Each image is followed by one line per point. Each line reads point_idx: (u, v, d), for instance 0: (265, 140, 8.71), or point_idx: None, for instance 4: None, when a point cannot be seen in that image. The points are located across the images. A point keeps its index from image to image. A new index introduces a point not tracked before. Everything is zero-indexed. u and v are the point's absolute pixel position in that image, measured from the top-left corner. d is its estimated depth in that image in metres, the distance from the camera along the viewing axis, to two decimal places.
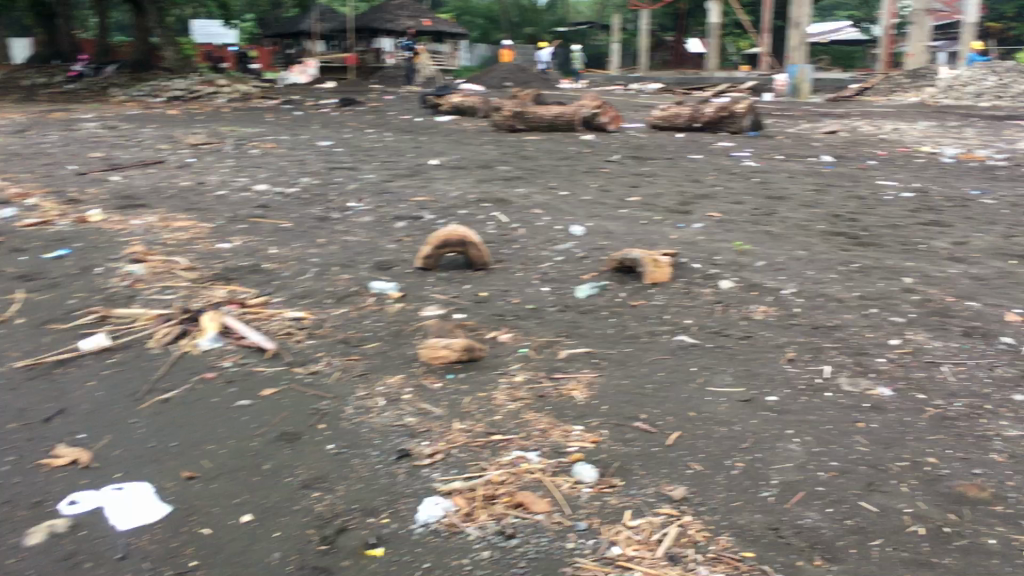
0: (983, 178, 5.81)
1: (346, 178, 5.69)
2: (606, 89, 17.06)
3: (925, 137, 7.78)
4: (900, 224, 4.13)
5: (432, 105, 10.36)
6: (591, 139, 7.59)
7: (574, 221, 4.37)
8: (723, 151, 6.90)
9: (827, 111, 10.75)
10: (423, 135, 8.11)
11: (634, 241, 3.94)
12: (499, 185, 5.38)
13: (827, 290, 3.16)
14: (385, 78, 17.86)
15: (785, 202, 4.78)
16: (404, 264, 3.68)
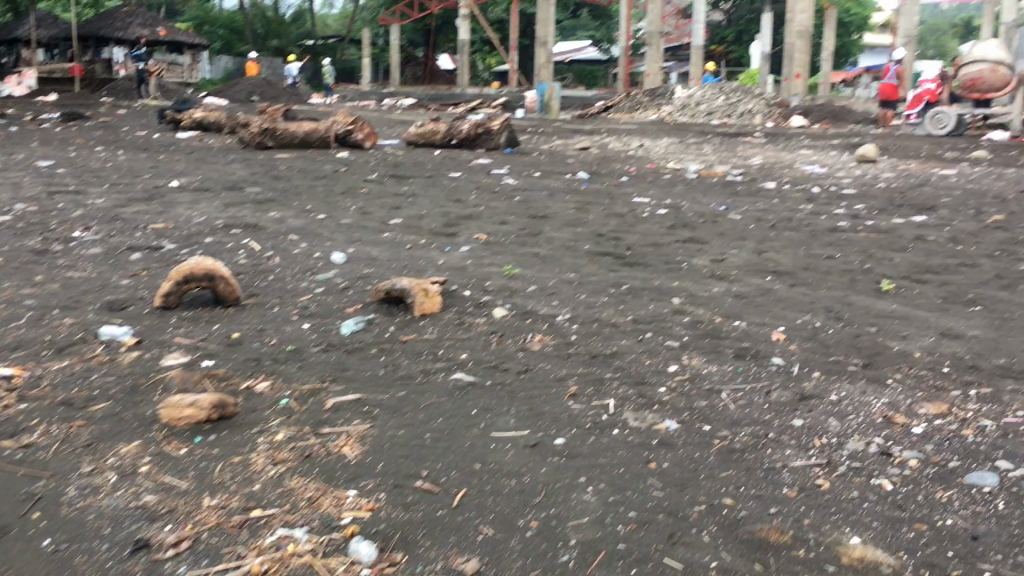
0: (726, 195, 6.12)
1: (69, 205, 5.08)
2: (360, 105, 16.88)
3: (668, 154, 8.75)
4: (661, 242, 4.19)
5: (171, 119, 9.71)
6: (346, 159, 7.32)
7: (333, 247, 4.09)
8: (482, 169, 7.14)
9: (576, 129, 11.71)
10: (162, 155, 7.49)
11: (401, 267, 3.72)
12: (247, 208, 4.99)
13: (600, 314, 3.09)
14: (118, 91, 16.65)
15: (549, 221, 4.75)
16: (139, 303, 3.26)
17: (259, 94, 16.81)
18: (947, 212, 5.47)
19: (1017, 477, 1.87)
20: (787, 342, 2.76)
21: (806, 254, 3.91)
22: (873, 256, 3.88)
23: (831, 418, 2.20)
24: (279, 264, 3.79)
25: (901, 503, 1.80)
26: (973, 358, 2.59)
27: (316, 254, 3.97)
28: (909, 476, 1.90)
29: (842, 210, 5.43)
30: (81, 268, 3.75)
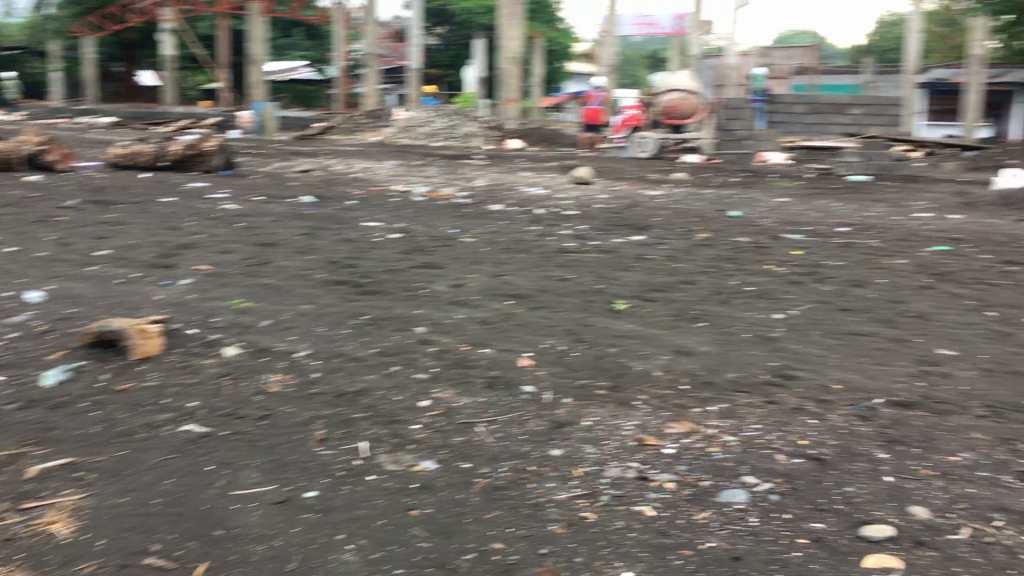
0: (456, 218, 6.14)
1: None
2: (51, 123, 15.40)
3: (393, 176, 8.68)
4: (397, 268, 4.08)
5: None
6: (35, 185, 6.53)
7: (24, 285, 3.59)
8: (198, 193, 6.67)
9: (297, 151, 11.38)
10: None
11: (110, 306, 3.32)
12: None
13: (341, 349, 2.92)
14: None
15: (276, 250, 4.49)
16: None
17: None
18: (661, 231, 5.84)
19: (764, 492, 1.94)
20: (534, 367, 2.75)
21: (540, 276, 3.97)
22: (602, 276, 4.01)
23: (587, 444, 2.19)
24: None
25: (665, 528, 1.80)
26: (707, 373, 2.71)
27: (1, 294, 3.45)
28: (668, 500, 1.91)
29: (567, 231, 5.62)
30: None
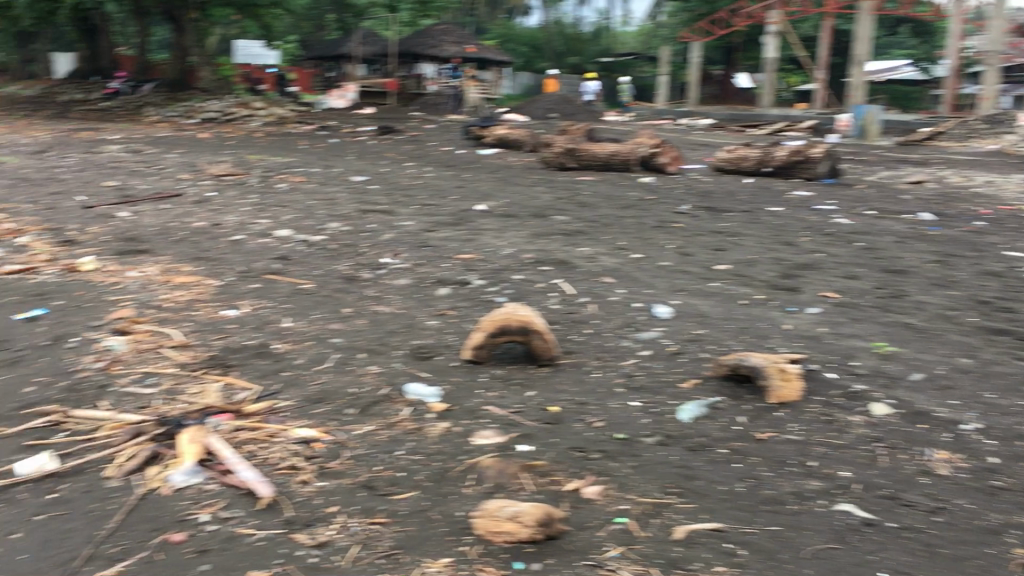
0: (669, 239, 5.79)
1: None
2: (230, 128, 15.94)
3: (580, 189, 8.42)
4: (647, 336, 3.75)
5: (33, 173, 8.70)
6: (220, 216, 6.49)
7: (282, 356, 3.50)
8: (397, 212, 6.57)
9: (473, 158, 11.29)
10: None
11: (389, 382, 3.22)
12: (135, 301, 4.26)
13: (635, 465, 2.59)
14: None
15: (512, 298, 4.32)
16: (73, 476, 2.58)
17: (119, 127, 15.57)
18: (901, 253, 5.30)
19: None
20: (873, 511, 2.35)
21: (813, 346, 3.56)
22: (894, 331, 3.71)
23: None
24: (229, 387, 3.19)
25: None
26: None
27: (268, 367, 3.39)
28: None
29: (798, 259, 5.17)
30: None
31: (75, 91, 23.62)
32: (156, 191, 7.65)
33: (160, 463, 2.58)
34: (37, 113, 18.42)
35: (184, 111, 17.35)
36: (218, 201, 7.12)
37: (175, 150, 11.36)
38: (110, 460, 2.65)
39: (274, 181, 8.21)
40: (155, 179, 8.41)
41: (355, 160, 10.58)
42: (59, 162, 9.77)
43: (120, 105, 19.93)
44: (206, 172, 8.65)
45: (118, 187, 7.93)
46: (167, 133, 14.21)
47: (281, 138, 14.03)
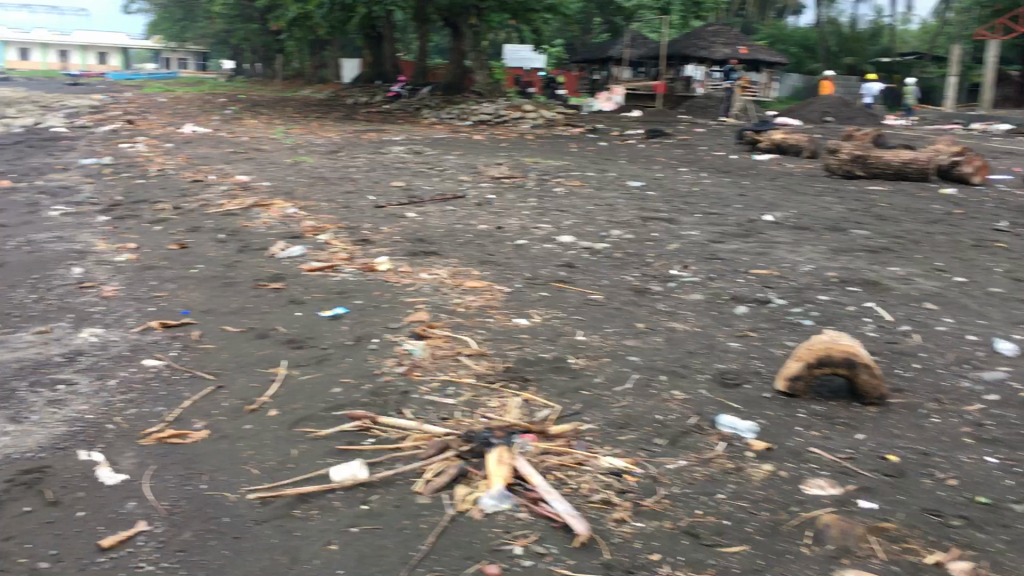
0: (991, 260, 5.12)
1: (214, 315, 4.41)
2: (501, 130, 16.34)
3: (874, 200, 7.76)
4: (992, 376, 3.25)
5: (327, 173, 9.26)
6: (503, 219, 6.53)
7: (580, 373, 3.35)
8: (679, 220, 6.30)
9: (749, 164, 10.79)
10: (298, 215, 6.79)
11: (698, 410, 2.97)
12: (429, 303, 4.29)
13: (1010, 540, 2.17)
14: (262, 125, 16.62)
15: (820, 321, 3.93)
16: (384, 488, 2.54)
17: (400, 129, 16.39)
18: None
19: None
20: None
21: None
22: None
23: None
24: (529, 404, 3.07)
25: None
26: None
27: (567, 384, 3.24)
28: None
29: None
30: (268, 424, 3.05)
31: (361, 95, 25.31)
32: (440, 192, 7.87)
33: (470, 483, 2.49)
34: (328, 115, 19.87)
35: (460, 113, 18.03)
36: (499, 204, 7.20)
37: (454, 151, 11.75)
38: (418, 474, 2.59)
39: (549, 184, 8.20)
40: (438, 180, 8.68)
41: (628, 164, 10.42)
42: (352, 162, 10.36)
43: (401, 108, 21.07)
44: (483, 175, 8.80)
45: (406, 187, 8.24)
46: (445, 135, 14.79)
47: (552, 141, 14.17)
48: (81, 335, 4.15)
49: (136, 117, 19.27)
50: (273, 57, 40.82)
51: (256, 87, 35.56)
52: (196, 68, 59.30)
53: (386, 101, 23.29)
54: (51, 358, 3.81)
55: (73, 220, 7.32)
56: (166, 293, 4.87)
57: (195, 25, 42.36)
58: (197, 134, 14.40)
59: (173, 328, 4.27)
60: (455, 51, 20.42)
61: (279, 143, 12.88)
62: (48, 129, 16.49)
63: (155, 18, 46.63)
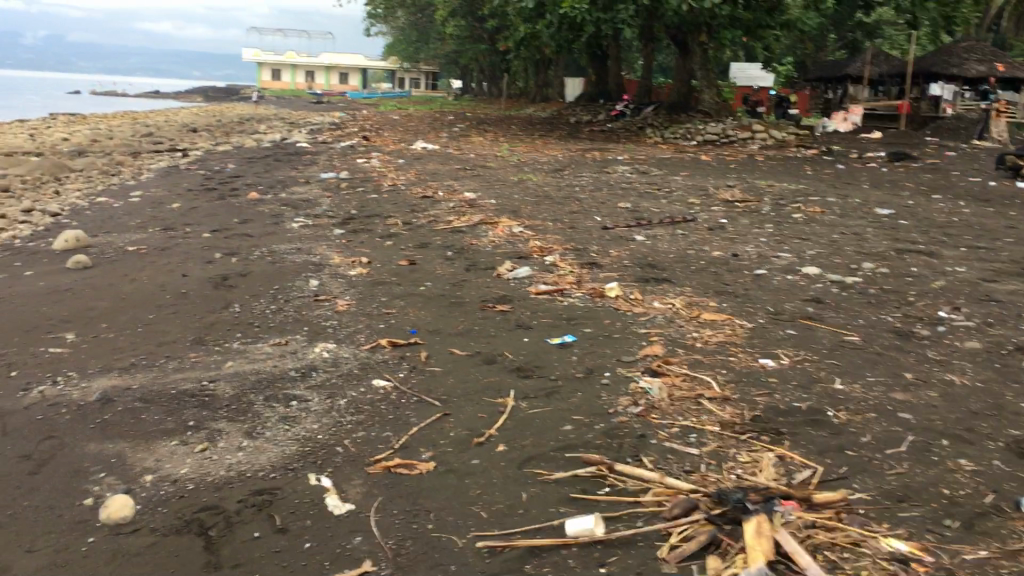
0: None
1: (442, 336, 4.33)
2: (729, 150, 15.77)
3: None
4: None
5: (554, 192, 9.17)
6: (738, 246, 6.13)
7: (842, 430, 2.94)
8: (942, 255, 5.66)
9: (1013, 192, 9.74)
10: (524, 235, 6.69)
11: (994, 490, 2.50)
12: (665, 336, 3.99)
13: None
14: (489, 143, 16.92)
15: None
16: (623, 550, 2.27)
17: (624, 147, 16.18)
18: None
19: None
20: None
21: None
22: None
23: None
24: (785, 462, 2.70)
25: None
26: None
27: (827, 441, 2.84)
28: None
29: None
30: (497, 461, 2.86)
31: (584, 114, 25.37)
32: (669, 215, 7.57)
33: (724, 555, 2.16)
34: (552, 134, 20.00)
35: (685, 133, 17.60)
36: (733, 230, 6.80)
37: (681, 172, 11.38)
38: (662, 537, 2.30)
39: (788, 210, 7.69)
40: (666, 202, 8.37)
41: (873, 190, 9.66)
42: (577, 181, 10.24)
43: (623, 128, 20.89)
44: (715, 198, 8.40)
45: (633, 208, 7.99)
46: (670, 155, 14.43)
47: (783, 164, 13.47)
48: (313, 350, 4.18)
49: (371, 133, 20.23)
50: (499, 76, 41.87)
51: (482, 106, 36.56)
52: (427, 87, 61.98)
53: (609, 120, 23.20)
54: (286, 372, 3.83)
55: (312, 232, 7.61)
56: (395, 310, 4.87)
57: (428, 46, 44.22)
58: (427, 150, 14.84)
59: (401, 347, 4.22)
60: (682, 69, 20.01)
61: (504, 161, 13.01)
62: (293, 144, 17.57)
63: (392, 40, 49.14)
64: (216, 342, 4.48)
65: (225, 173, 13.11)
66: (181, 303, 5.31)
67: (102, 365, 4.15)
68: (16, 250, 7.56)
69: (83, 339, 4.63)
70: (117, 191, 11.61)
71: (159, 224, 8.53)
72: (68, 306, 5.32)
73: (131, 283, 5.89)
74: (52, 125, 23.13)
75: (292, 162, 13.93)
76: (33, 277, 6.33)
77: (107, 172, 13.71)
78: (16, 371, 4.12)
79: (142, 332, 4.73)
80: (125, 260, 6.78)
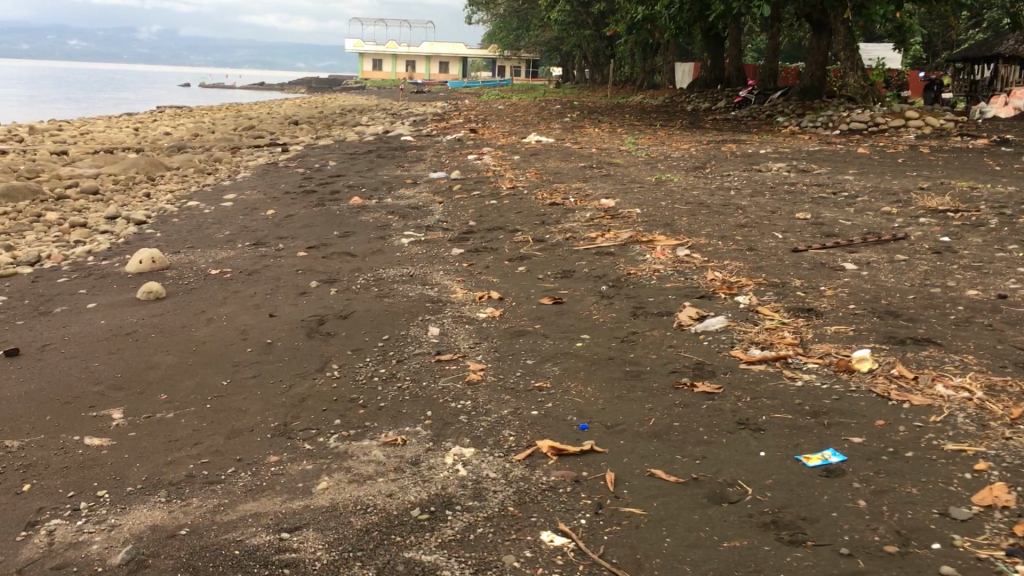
0: None
1: (629, 438, 2.96)
2: (884, 140, 13.95)
3: None
4: None
5: (705, 198, 7.70)
6: (993, 281, 4.57)
7: None
8: None
9: None
10: (695, 261, 5.28)
11: None
12: (999, 465, 2.52)
13: None
14: (607, 135, 15.47)
15: None
16: None
17: (758, 137, 14.54)
18: None
19: None
20: None
21: None
22: None
23: None
24: None
25: None
26: None
27: None
28: None
29: None
30: None
31: (701, 100, 23.66)
32: (867, 230, 6.03)
33: None
34: (673, 123, 18.44)
35: (826, 122, 15.79)
36: (968, 254, 5.21)
37: (847, 169, 9.73)
38: None
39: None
40: (853, 211, 6.80)
41: None
42: (728, 182, 8.72)
43: (750, 115, 19.13)
44: (914, 207, 6.81)
45: (816, 220, 6.49)
46: (817, 147, 12.76)
47: (958, 157, 11.58)
48: (447, 463, 2.87)
49: (478, 124, 19.05)
50: (604, 63, 40.31)
51: (586, 94, 35.06)
52: (528, 75, 60.79)
53: (732, 108, 21.45)
54: (406, 514, 2.53)
55: (426, 251, 6.36)
56: (550, 385, 3.53)
57: (530, 34, 42.87)
58: (543, 144, 13.50)
59: (572, 458, 2.86)
60: (817, 50, 18.14)
61: (634, 157, 11.55)
62: (397, 137, 16.51)
63: (493, 29, 48.01)
64: (306, 437, 3.23)
65: (326, 171, 12.05)
66: (264, 360, 4.08)
67: (148, 477, 2.93)
68: (87, 271, 6.53)
69: (129, 424, 3.43)
70: (211, 193, 10.65)
71: (249, 237, 7.43)
72: (123, 363, 4.17)
73: (200, 326, 4.70)
74: (155, 119, 22.71)
75: (397, 160, 12.81)
76: (96, 311, 5.25)
77: (202, 171, 12.81)
78: (31, 484, 2.93)
79: (209, 414, 3.50)
80: (205, 288, 5.64)
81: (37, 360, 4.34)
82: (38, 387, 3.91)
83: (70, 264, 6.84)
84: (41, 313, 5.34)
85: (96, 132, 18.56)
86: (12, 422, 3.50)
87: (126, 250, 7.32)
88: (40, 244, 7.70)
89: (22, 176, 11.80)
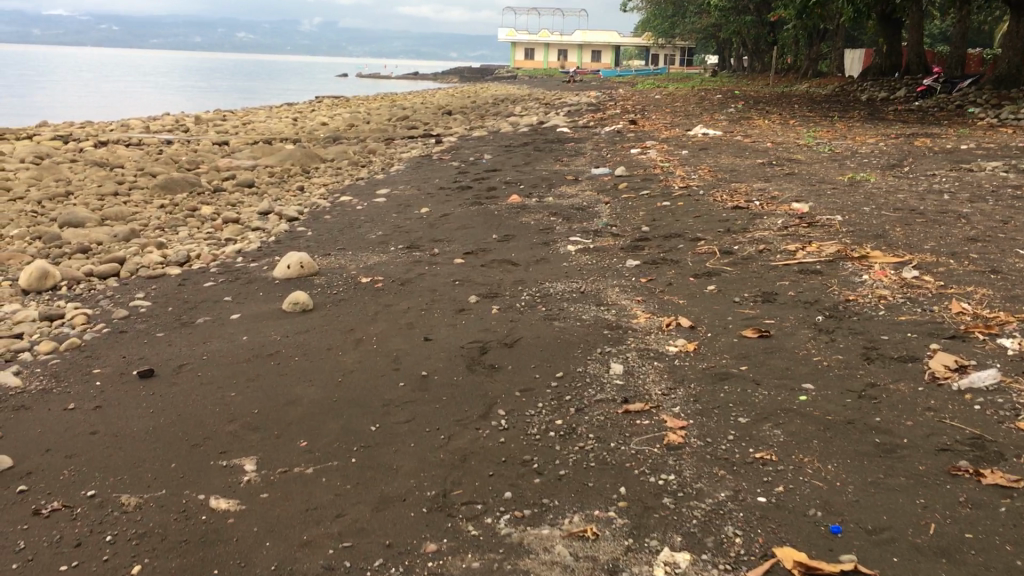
0: None
1: (906, 557, 2.17)
2: None
3: None
4: None
5: (914, 203, 6.67)
6: None
7: None
8: None
9: None
10: (929, 285, 4.36)
11: None
12: None
13: None
14: (778, 127, 14.35)
15: None
16: None
17: (951, 130, 13.11)
18: None
19: None
20: None
21: None
22: None
23: None
24: None
25: None
26: None
27: None
28: None
29: None
30: None
31: (877, 90, 21.94)
32: None
33: None
34: (849, 114, 17.05)
35: None
36: None
37: None
38: None
39: None
40: None
41: None
42: (936, 184, 7.61)
43: (936, 105, 17.49)
44: None
45: None
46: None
47: None
48: None
49: (637, 115, 18.19)
50: (765, 51, 38.50)
51: (746, 83, 33.47)
52: (682, 64, 59.12)
53: (914, 97, 19.73)
54: None
55: (597, 261, 5.67)
56: (775, 457, 2.76)
57: (686, 21, 41.41)
58: (710, 138, 12.56)
59: None
60: None
61: (814, 152, 10.50)
62: (552, 129, 15.86)
63: (648, 17, 46.75)
64: (470, 516, 2.59)
65: (482, 165, 11.52)
66: (419, 400, 3.48)
67: (278, 565, 2.37)
68: (235, 274, 6.17)
69: (262, 481, 2.89)
70: (365, 187, 10.31)
71: (402, 239, 6.93)
72: (262, 394, 3.66)
73: (346, 350, 4.16)
74: (313, 109, 22.90)
75: (555, 154, 12.17)
76: (240, 325, 4.81)
77: (356, 164, 12.55)
78: (142, 564, 2.41)
79: (354, 473, 2.91)
80: (356, 300, 5.13)
81: (172, 384, 3.90)
82: (168, 422, 3.43)
83: (219, 266, 6.51)
84: (183, 324, 4.96)
85: (256, 122, 18.79)
86: (132, 469, 3.02)
87: (275, 251, 6.94)
88: (192, 242, 7.45)
89: (183, 167, 11.80)
